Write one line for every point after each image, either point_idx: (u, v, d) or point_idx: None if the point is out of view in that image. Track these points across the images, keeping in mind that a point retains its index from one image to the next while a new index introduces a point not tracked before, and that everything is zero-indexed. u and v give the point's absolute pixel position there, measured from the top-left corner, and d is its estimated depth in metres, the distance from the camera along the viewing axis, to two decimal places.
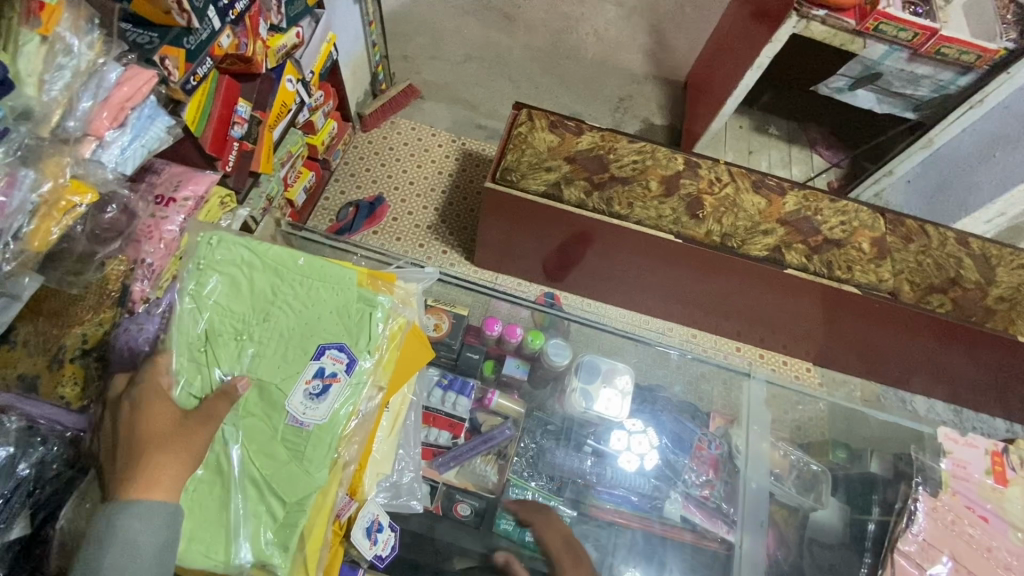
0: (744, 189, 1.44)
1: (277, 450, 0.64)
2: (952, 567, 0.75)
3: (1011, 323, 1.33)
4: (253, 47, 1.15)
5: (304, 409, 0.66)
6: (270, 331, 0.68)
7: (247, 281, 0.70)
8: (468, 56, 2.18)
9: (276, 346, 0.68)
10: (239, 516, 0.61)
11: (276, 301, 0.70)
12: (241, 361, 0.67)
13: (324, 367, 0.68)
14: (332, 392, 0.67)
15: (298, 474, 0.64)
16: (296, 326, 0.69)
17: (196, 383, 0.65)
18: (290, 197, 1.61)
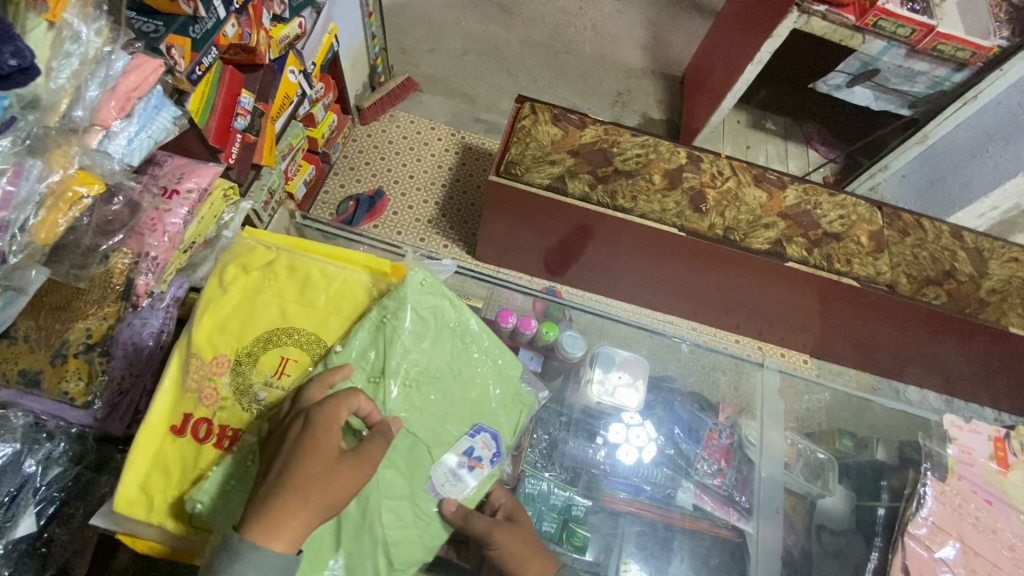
0: (745, 183, 1.46)
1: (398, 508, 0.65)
2: (960, 549, 0.77)
3: (1003, 314, 1.36)
4: (256, 38, 1.13)
5: (445, 481, 0.69)
6: (431, 390, 0.69)
7: (428, 334, 0.70)
8: (466, 49, 2.17)
9: (437, 408, 0.70)
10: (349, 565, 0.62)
11: (450, 369, 0.71)
12: (404, 408, 0.67)
13: (474, 447, 0.71)
14: (476, 474, 0.71)
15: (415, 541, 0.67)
16: (459, 399, 0.71)
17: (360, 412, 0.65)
18: (291, 190, 1.60)
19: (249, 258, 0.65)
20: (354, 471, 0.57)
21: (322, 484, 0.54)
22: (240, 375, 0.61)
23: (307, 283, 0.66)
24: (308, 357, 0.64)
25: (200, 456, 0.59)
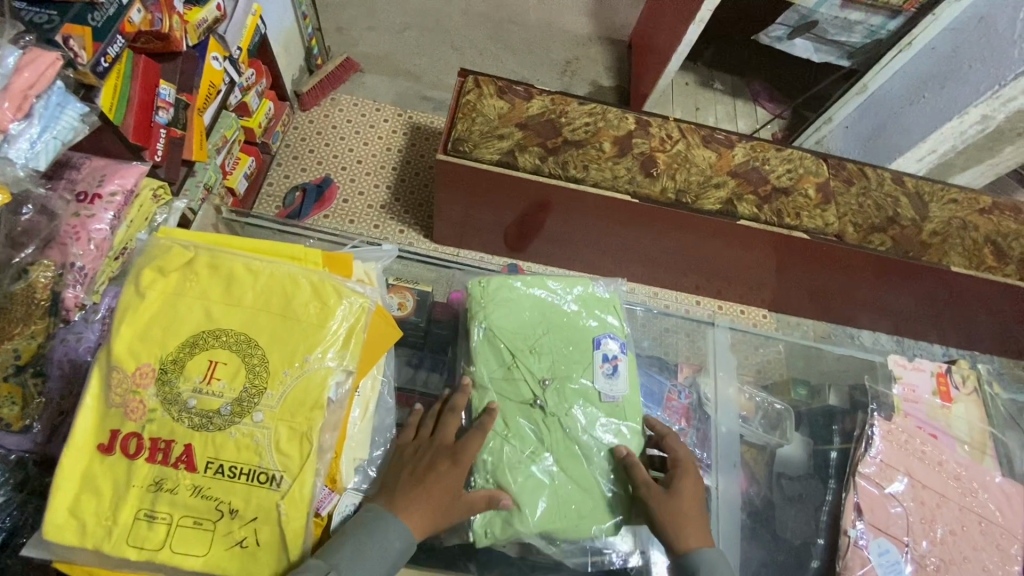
0: (694, 144, 1.46)
1: (596, 428, 0.82)
2: (908, 483, 0.81)
3: (945, 255, 1.40)
4: (169, 23, 1.06)
5: (609, 387, 0.85)
6: (551, 344, 0.87)
7: (511, 313, 0.88)
8: (407, 25, 2.09)
9: (558, 349, 0.87)
10: (598, 472, 0.80)
11: (548, 321, 0.89)
12: (541, 367, 0.85)
13: (606, 352, 0.87)
14: (622, 369, 0.87)
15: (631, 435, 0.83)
16: (570, 334, 0.88)
17: (520, 393, 0.82)
18: (231, 185, 1.53)
19: (166, 258, 0.61)
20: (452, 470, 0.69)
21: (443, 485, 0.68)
22: (167, 384, 0.56)
23: (232, 280, 0.61)
24: (239, 359, 0.58)
25: (131, 474, 0.55)
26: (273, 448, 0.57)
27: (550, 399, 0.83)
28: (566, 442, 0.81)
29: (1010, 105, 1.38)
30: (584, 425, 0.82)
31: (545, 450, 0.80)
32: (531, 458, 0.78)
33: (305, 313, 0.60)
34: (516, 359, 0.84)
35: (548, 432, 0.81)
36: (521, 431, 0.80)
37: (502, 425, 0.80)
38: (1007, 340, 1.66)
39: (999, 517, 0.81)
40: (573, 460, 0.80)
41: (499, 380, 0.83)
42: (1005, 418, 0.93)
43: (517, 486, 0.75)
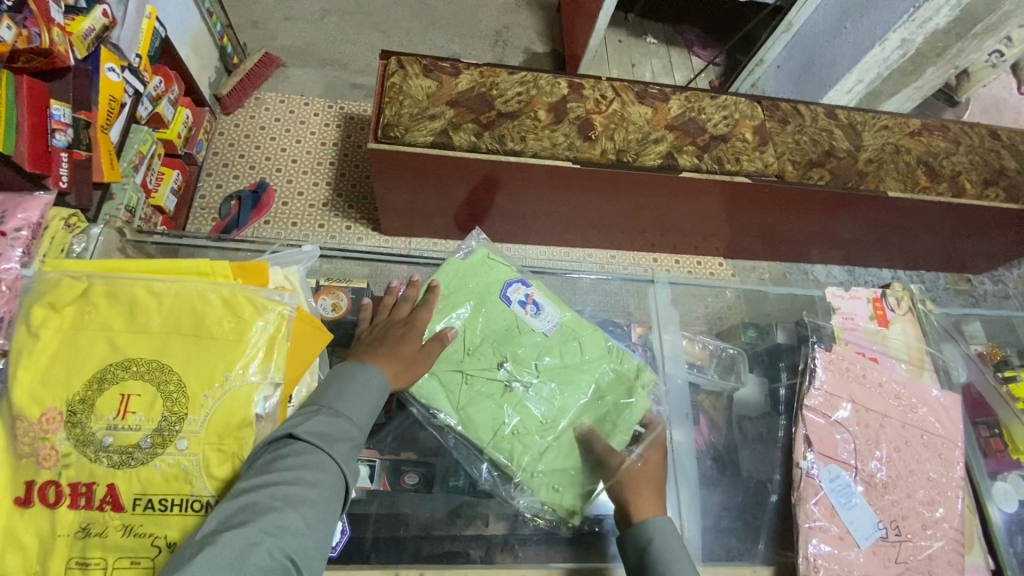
0: (630, 102, 1.44)
1: (568, 354, 0.88)
2: (852, 409, 0.84)
3: (881, 181, 1.43)
4: (49, 37, 0.97)
5: (543, 321, 0.90)
6: (477, 331, 0.87)
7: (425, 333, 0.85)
8: (325, 11, 1.99)
9: (485, 329, 0.88)
10: (589, 378, 0.87)
11: (455, 312, 0.88)
12: (486, 351, 0.86)
13: (518, 297, 0.91)
14: (538, 298, 0.91)
15: (591, 338, 0.89)
16: (486, 309, 0.89)
17: (489, 389, 0.83)
18: (158, 204, 1.45)
19: (58, 293, 0.58)
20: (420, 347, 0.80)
21: (409, 354, 0.77)
22: (78, 426, 0.54)
23: (134, 306, 0.58)
24: (154, 389, 0.56)
25: (55, 524, 0.52)
26: (204, 473, 0.55)
27: (517, 374, 0.85)
28: (550, 392, 0.85)
29: (926, 27, 1.40)
30: (560, 360, 0.87)
31: (549, 410, 0.83)
32: (547, 428, 0.82)
33: (219, 330, 0.58)
34: (468, 362, 0.84)
35: (540, 397, 0.84)
36: (523, 417, 0.82)
37: (506, 430, 0.81)
38: (948, 255, 1.73)
39: (939, 428, 0.85)
40: (569, 394, 0.85)
41: (466, 401, 0.82)
42: (939, 332, 0.97)
43: (557, 453, 0.81)
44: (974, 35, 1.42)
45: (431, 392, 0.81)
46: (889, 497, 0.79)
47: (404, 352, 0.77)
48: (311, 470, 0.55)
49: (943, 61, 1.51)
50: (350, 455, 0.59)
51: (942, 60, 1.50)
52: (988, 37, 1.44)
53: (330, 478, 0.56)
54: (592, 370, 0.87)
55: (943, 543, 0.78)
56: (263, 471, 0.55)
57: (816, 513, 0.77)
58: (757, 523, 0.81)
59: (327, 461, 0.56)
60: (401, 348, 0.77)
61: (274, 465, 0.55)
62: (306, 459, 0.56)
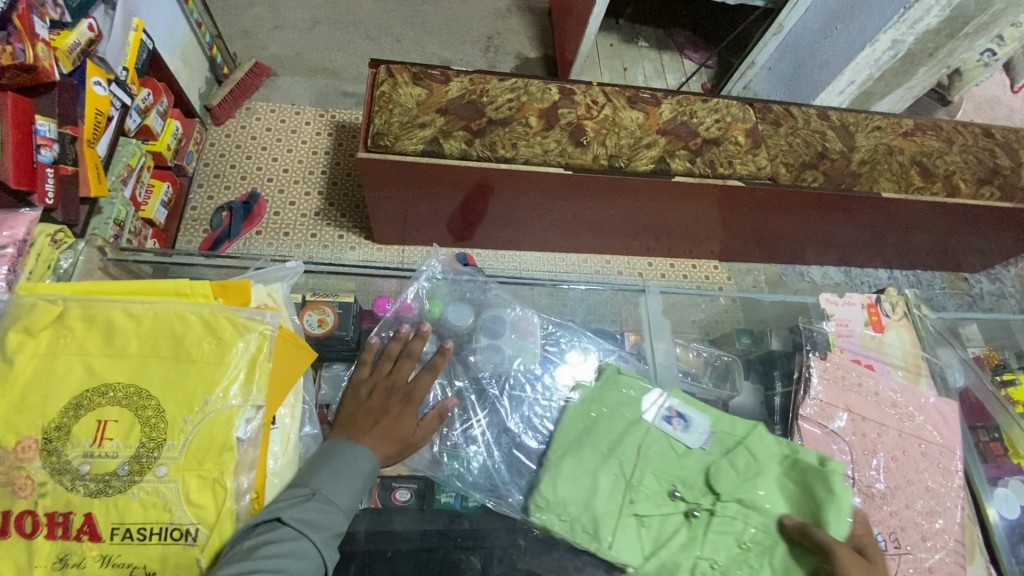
0: (621, 107, 1.43)
1: (741, 461, 0.78)
2: (848, 418, 0.83)
3: (875, 183, 1.42)
4: (33, 53, 0.96)
5: (695, 432, 0.81)
6: (635, 461, 0.79)
7: (578, 474, 0.78)
8: (315, 19, 1.99)
9: (640, 457, 0.79)
10: (771, 483, 0.77)
11: (604, 447, 0.80)
12: (652, 480, 0.78)
13: (659, 413, 0.83)
14: (682, 408, 0.83)
15: (754, 437, 0.80)
16: (633, 432, 0.81)
17: (673, 526, 0.75)
18: (147, 216, 1.44)
19: (32, 317, 0.57)
20: (407, 408, 0.74)
21: (401, 433, 0.71)
22: (54, 454, 0.53)
23: (112, 329, 0.57)
24: (132, 415, 0.55)
25: (31, 555, 0.51)
26: (183, 500, 0.54)
27: (692, 500, 0.76)
28: (737, 509, 0.75)
29: (917, 28, 1.40)
30: (735, 472, 0.77)
31: (744, 531, 0.74)
32: (746, 552, 0.74)
33: (199, 351, 0.58)
34: (634, 495, 0.76)
35: (729, 519, 0.75)
36: (718, 546, 0.74)
37: (704, 566, 0.73)
38: (945, 254, 1.72)
39: (936, 437, 0.84)
40: (759, 508, 0.75)
41: (653, 547, 0.74)
42: (935, 336, 0.96)
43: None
44: (966, 34, 1.41)
45: (612, 546, 0.73)
46: (887, 507, 0.79)
47: (394, 430, 0.71)
48: (293, 557, 0.54)
49: (935, 60, 1.50)
50: (332, 542, 0.58)
51: (934, 60, 1.50)
52: (980, 36, 1.44)
53: (310, 566, 0.56)
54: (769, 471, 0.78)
55: (943, 554, 0.76)
56: (245, 557, 0.53)
57: None
58: None
59: (309, 548, 0.56)
60: (391, 423, 0.71)
61: (257, 550, 0.53)
62: (288, 546, 0.55)
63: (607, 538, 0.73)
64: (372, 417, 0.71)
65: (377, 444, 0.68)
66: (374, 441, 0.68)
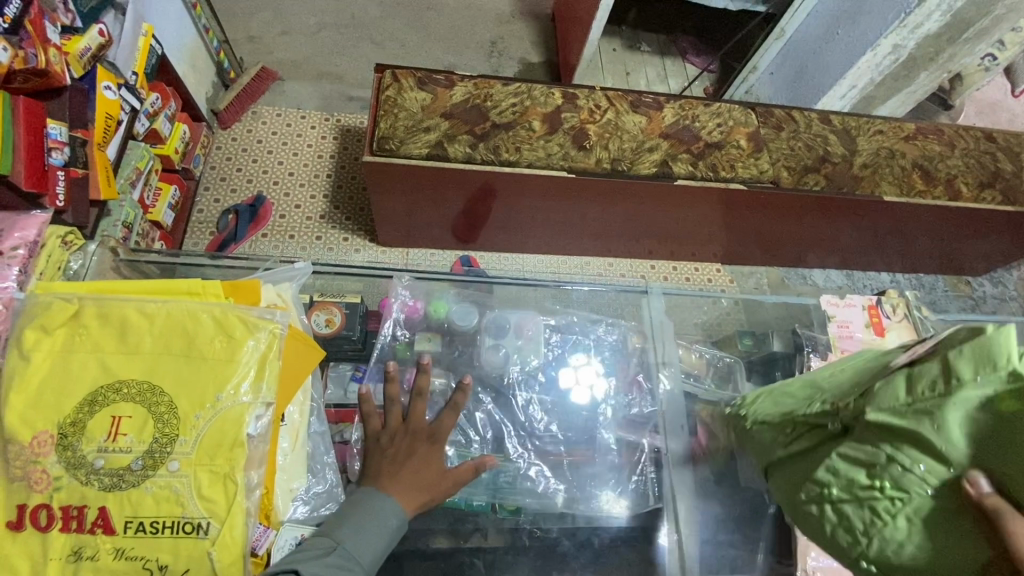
0: (624, 111, 1.44)
1: (931, 381, 0.47)
2: None
3: (877, 186, 1.43)
4: (45, 57, 0.98)
5: (918, 349, 0.55)
6: (836, 385, 0.62)
7: (780, 396, 0.68)
8: (321, 25, 2.01)
9: (845, 383, 0.62)
10: (999, 436, 0.45)
11: (823, 380, 0.66)
12: (833, 394, 0.59)
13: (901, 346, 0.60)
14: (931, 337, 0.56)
15: (996, 352, 0.45)
16: (858, 371, 0.62)
17: (822, 446, 0.56)
18: (155, 219, 1.46)
19: (48, 315, 0.58)
20: (432, 449, 0.72)
21: (433, 485, 0.69)
22: (70, 449, 0.55)
23: (126, 327, 0.59)
24: (145, 411, 0.56)
25: (47, 548, 0.53)
26: (195, 495, 0.55)
27: (845, 416, 0.54)
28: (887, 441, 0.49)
29: (918, 32, 1.41)
30: (907, 394, 0.49)
31: (884, 467, 0.48)
32: (886, 500, 0.48)
33: (211, 350, 0.59)
34: (824, 400, 0.59)
35: (870, 451, 0.50)
36: (842, 471, 0.51)
37: (813, 488, 0.53)
38: (948, 258, 1.72)
39: None
40: (924, 451, 0.47)
41: (786, 456, 0.59)
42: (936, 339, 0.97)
43: (921, 543, 0.46)
44: (967, 39, 1.42)
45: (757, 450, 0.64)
46: None
47: (422, 479, 0.69)
48: None
49: (936, 65, 1.52)
50: None
51: (935, 65, 1.51)
52: (981, 41, 1.44)
53: None
54: (971, 402, 0.45)
55: None
56: None
57: None
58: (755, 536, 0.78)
59: None
60: (420, 473, 0.69)
61: None
62: None
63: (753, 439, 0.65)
64: (403, 466, 0.69)
65: (410, 498, 0.67)
66: (406, 495, 0.67)
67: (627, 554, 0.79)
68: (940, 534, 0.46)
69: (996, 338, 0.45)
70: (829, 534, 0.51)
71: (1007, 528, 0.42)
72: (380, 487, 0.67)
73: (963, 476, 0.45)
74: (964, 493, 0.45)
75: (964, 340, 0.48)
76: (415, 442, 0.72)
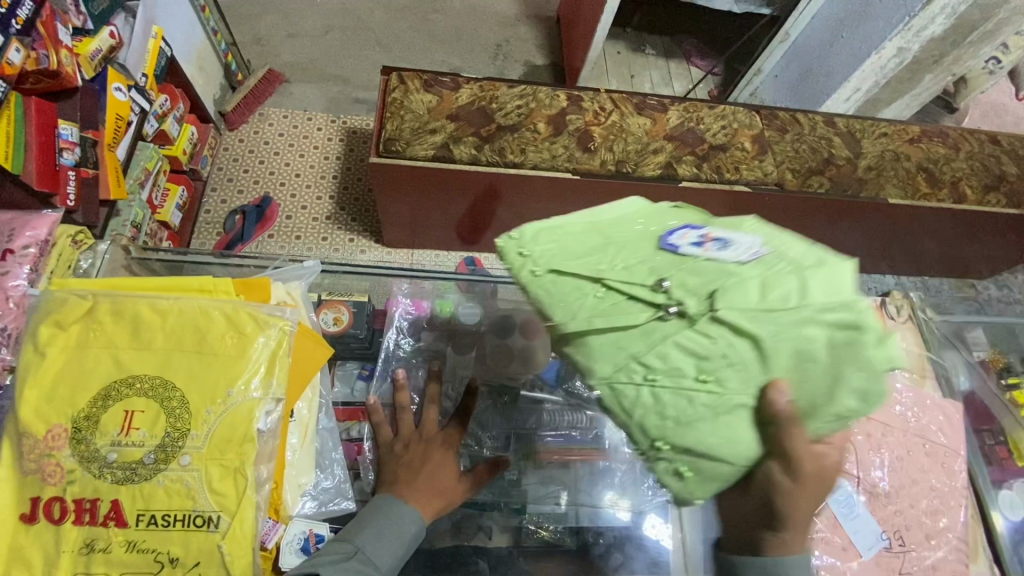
0: (628, 113, 1.44)
1: (778, 292, 0.51)
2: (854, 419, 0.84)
3: (881, 189, 1.43)
4: (57, 59, 0.99)
5: (738, 250, 0.57)
6: (628, 251, 0.58)
7: (562, 243, 0.59)
8: (328, 27, 2.02)
9: (636, 250, 0.58)
10: (811, 349, 0.49)
11: (604, 237, 0.60)
12: (637, 264, 0.56)
13: (692, 233, 0.59)
14: (720, 237, 0.59)
15: (833, 286, 0.51)
16: (647, 244, 0.59)
17: (633, 315, 0.53)
18: (163, 219, 1.47)
19: (63, 311, 0.60)
20: (444, 453, 0.72)
21: (448, 490, 0.69)
22: (83, 443, 0.56)
23: (138, 323, 0.60)
24: (157, 405, 0.57)
25: (61, 540, 0.54)
26: (206, 488, 0.56)
27: (684, 297, 0.52)
28: (717, 332, 0.50)
29: (922, 36, 1.41)
30: (756, 300, 0.51)
31: (711, 358, 0.50)
32: (704, 388, 0.49)
33: (222, 346, 0.60)
34: (623, 268, 0.56)
35: (708, 343, 0.50)
36: (670, 358, 0.51)
37: (636, 369, 0.51)
38: (953, 260, 1.72)
39: (942, 438, 0.84)
40: (746, 345, 0.50)
41: (587, 314, 0.54)
42: (940, 341, 0.98)
43: (706, 428, 0.50)
44: (971, 42, 1.42)
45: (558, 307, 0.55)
46: (892, 507, 0.79)
47: (436, 483, 0.69)
48: None
49: (940, 68, 1.52)
50: None
51: (939, 68, 1.51)
52: (985, 43, 1.45)
53: None
54: (804, 318, 0.50)
55: (946, 552, 0.78)
56: None
57: (820, 524, 0.77)
58: None
59: None
60: (435, 476, 0.69)
61: None
62: None
63: (544, 290, 0.56)
64: (418, 471, 0.69)
65: (425, 503, 0.67)
66: (421, 499, 0.67)
67: (632, 552, 0.80)
68: (725, 423, 0.49)
69: (838, 276, 0.52)
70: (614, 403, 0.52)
71: (791, 431, 0.49)
72: (396, 492, 0.67)
73: (771, 382, 0.49)
74: (767, 398, 0.49)
75: (812, 266, 0.53)
76: (429, 447, 0.72)
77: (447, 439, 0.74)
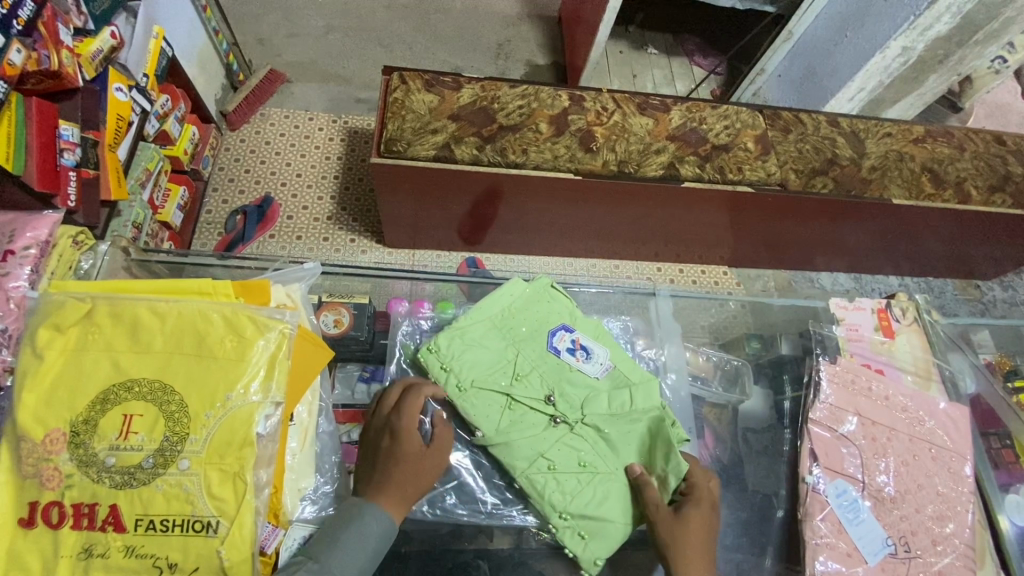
0: (631, 113, 1.44)
1: (618, 400, 0.84)
2: (858, 422, 0.83)
3: (885, 189, 1.42)
4: (58, 59, 0.98)
5: (595, 364, 0.87)
6: (526, 356, 0.86)
7: (472, 349, 0.85)
8: (330, 27, 2.02)
9: (532, 364, 0.86)
10: (639, 432, 0.82)
11: (507, 342, 0.87)
12: (532, 382, 0.84)
13: (566, 344, 0.88)
14: (586, 345, 0.89)
15: (647, 390, 0.84)
16: (540, 355, 0.87)
17: (535, 417, 0.82)
18: (164, 219, 1.47)
19: (61, 314, 0.59)
20: (396, 440, 0.71)
21: (409, 477, 0.69)
22: (81, 447, 0.55)
23: (137, 325, 0.59)
24: (156, 409, 0.57)
25: (58, 545, 0.54)
26: (204, 493, 0.56)
27: (565, 410, 0.83)
28: (585, 433, 0.81)
29: (927, 35, 1.40)
30: (607, 407, 0.83)
31: (589, 454, 0.79)
32: (586, 472, 0.78)
33: (221, 349, 0.59)
34: (523, 381, 0.84)
35: (583, 440, 0.81)
36: (564, 455, 0.79)
37: (543, 462, 0.78)
38: (957, 261, 1.71)
39: (947, 441, 0.84)
40: (608, 441, 0.81)
41: (501, 421, 0.80)
42: (946, 342, 0.96)
43: (595, 503, 0.76)
44: (977, 41, 1.41)
45: (483, 420, 0.80)
46: (898, 512, 0.78)
47: (391, 473, 0.69)
48: None
49: (946, 67, 1.50)
50: None
51: (945, 68, 1.50)
52: (991, 43, 1.43)
53: None
54: (635, 416, 0.82)
55: (953, 558, 0.77)
56: None
57: (824, 530, 0.76)
58: (764, 539, 0.81)
59: None
60: (389, 466, 0.69)
61: None
62: None
63: (473, 413, 0.80)
64: (378, 463, 0.70)
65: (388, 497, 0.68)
66: (381, 492, 0.68)
67: (633, 556, 0.80)
68: (606, 490, 0.77)
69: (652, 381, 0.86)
70: (534, 491, 0.77)
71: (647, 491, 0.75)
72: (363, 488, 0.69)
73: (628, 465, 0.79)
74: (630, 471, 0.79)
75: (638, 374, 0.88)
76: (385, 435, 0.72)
77: (398, 423, 0.72)
